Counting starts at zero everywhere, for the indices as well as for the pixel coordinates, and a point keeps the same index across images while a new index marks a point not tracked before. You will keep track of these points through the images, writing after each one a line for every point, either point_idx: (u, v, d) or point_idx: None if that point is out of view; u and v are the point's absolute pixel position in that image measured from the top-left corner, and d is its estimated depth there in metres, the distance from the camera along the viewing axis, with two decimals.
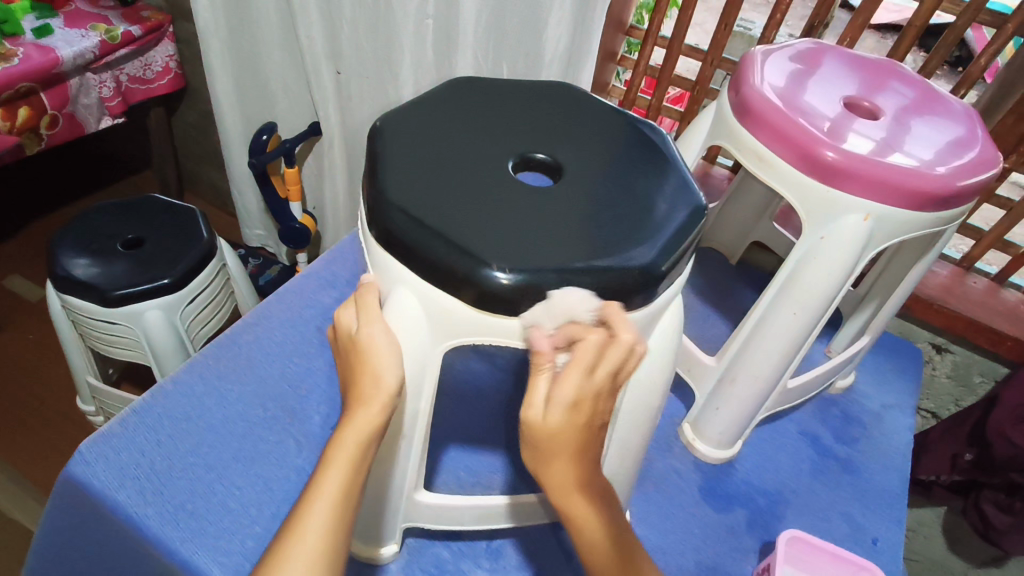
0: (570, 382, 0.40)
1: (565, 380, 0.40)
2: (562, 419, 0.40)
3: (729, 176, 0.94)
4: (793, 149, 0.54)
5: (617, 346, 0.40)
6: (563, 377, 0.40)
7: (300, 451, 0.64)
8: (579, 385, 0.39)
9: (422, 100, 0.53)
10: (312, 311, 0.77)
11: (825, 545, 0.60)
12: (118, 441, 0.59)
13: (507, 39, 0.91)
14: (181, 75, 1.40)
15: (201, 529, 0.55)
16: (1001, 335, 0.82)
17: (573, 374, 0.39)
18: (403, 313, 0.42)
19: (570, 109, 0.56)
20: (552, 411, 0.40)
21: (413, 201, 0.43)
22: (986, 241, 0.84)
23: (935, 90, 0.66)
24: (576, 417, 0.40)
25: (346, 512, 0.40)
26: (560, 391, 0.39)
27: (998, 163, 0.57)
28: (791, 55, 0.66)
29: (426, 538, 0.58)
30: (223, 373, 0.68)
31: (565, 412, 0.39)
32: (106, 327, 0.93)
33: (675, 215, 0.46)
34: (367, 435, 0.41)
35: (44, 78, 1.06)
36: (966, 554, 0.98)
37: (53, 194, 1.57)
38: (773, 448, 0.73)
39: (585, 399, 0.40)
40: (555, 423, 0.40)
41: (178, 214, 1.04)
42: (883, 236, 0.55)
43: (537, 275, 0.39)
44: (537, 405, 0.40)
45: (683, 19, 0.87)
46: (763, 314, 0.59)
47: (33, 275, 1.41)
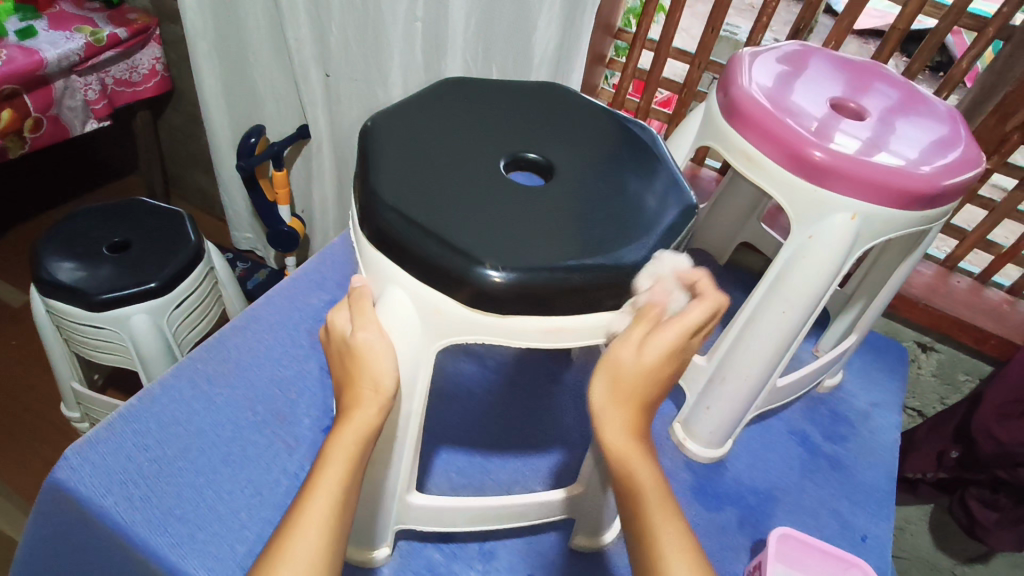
0: (636, 342, 0.42)
1: (652, 335, 0.41)
2: (633, 371, 0.41)
3: (717, 178, 0.95)
4: (781, 149, 0.55)
5: (700, 307, 0.43)
6: (635, 334, 0.42)
7: (290, 454, 0.63)
8: (675, 340, 0.41)
9: (413, 100, 0.53)
10: (301, 313, 0.77)
11: (815, 542, 0.60)
12: (105, 446, 0.58)
13: (496, 42, 0.91)
14: (167, 78, 1.39)
15: (190, 534, 0.55)
16: (985, 334, 0.83)
17: (667, 330, 0.41)
18: (396, 313, 0.42)
19: (560, 110, 0.57)
20: (629, 360, 0.41)
21: (405, 200, 0.43)
22: (969, 241, 0.86)
23: (918, 91, 0.67)
24: (654, 371, 0.41)
25: (346, 508, 0.40)
26: (649, 342, 0.41)
27: (980, 163, 0.58)
28: (778, 57, 0.66)
29: (418, 540, 0.58)
30: (212, 376, 0.68)
31: (641, 361, 0.41)
32: (91, 332, 0.91)
33: (665, 214, 0.46)
34: (365, 433, 0.41)
35: (27, 80, 1.05)
36: (953, 550, 1.00)
37: (36, 198, 1.55)
38: (763, 447, 0.73)
39: (659, 356, 0.41)
40: (634, 374, 0.41)
41: (165, 217, 1.03)
42: (870, 236, 0.56)
43: (529, 274, 0.39)
44: (627, 349, 0.41)
45: (671, 22, 0.88)
46: (752, 313, 0.60)
47: (15, 280, 1.39)
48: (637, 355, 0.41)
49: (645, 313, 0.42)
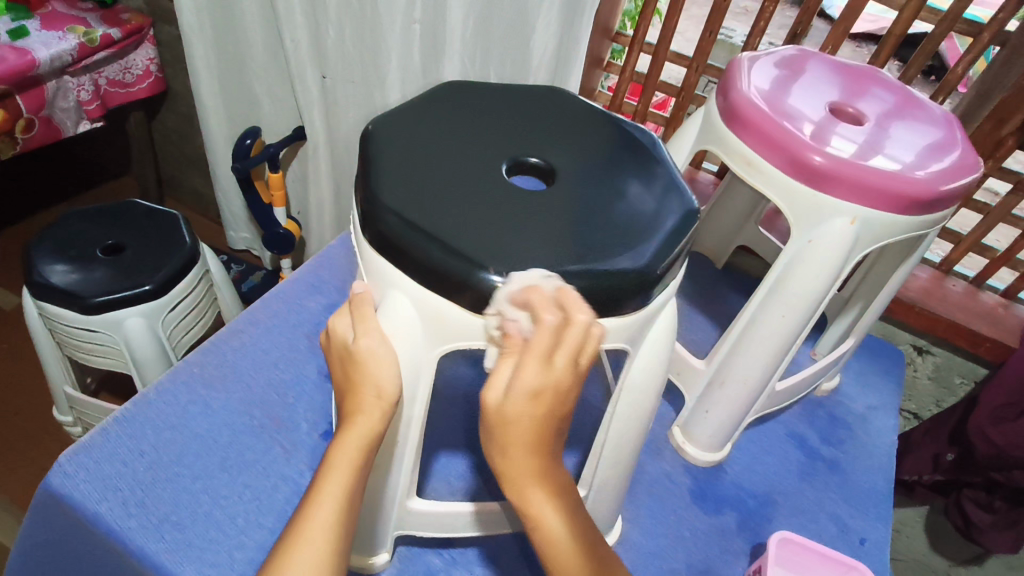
0: (522, 371, 0.38)
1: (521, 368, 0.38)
2: (542, 383, 0.38)
3: (715, 181, 0.95)
4: (781, 154, 0.55)
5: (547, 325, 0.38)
6: (512, 364, 0.39)
7: (288, 459, 0.63)
8: (537, 374, 0.38)
9: (413, 104, 0.53)
10: (299, 317, 0.76)
11: (814, 545, 0.60)
12: (99, 451, 0.58)
13: (494, 45, 0.91)
14: (161, 79, 1.38)
15: (186, 540, 0.54)
16: (980, 336, 0.83)
17: (529, 361, 0.38)
18: (398, 318, 0.41)
19: (561, 114, 0.57)
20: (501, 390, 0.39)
21: (407, 205, 0.42)
22: (964, 244, 0.86)
23: (915, 96, 0.68)
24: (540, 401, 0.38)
25: (350, 515, 0.40)
26: (516, 378, 0.38)
27: (978, 167, 0.59)
28: (776, 61, 0.67)
29: (417, 546, 0.58)
30: (208, 380, 0.67)
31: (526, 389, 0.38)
32: (84, 335, 0.90)
33: (667, 218, 0.46)
34: (369, 439, 0.40)
35: (19, 81, 1.03)
36: (948, 552, 1.00)
37: (28, 200, 1.53)
38: (761, 450, 0.73)
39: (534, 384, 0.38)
40: (517, 408, 0.38)
41: (160, 219, 1.02)
42: (869, 240, 0.56)
43: (533, 279, 0.39)
44: (495, 391, 0.39)
45: (669, 26, 0.88)
46: (752, 317, 0.60)
47: (7, 282, 1.37)
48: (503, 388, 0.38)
49: (505, 347, 0.39)
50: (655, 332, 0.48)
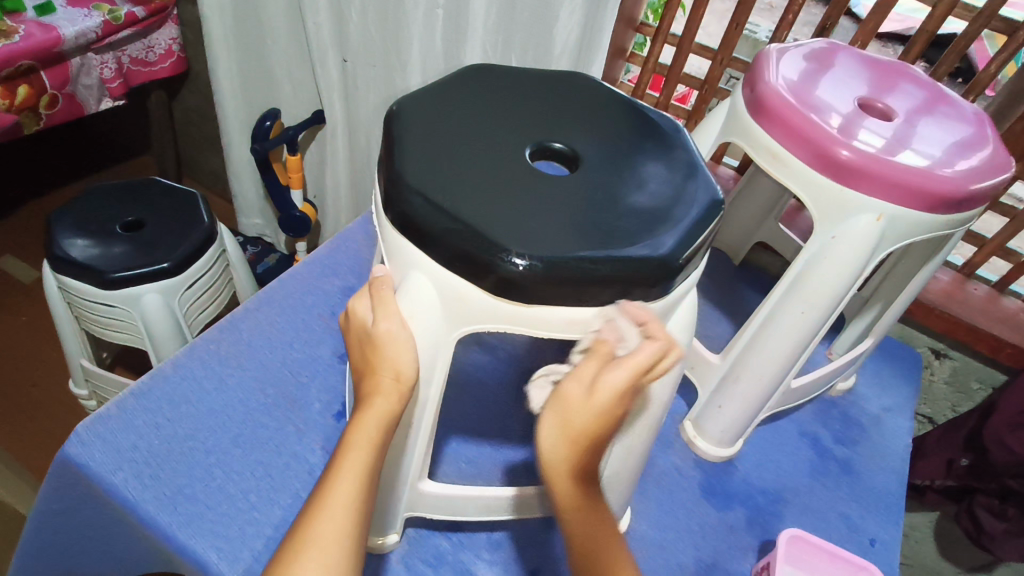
0: (585, 382, 0.40)
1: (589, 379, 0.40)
2: (580, 409, 0.40)
3: (734, 176, 0.94)
4: (807, 147, 0.54)
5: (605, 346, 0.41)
6: (585, 373, 0.40)
7: (300, 438, 0.63)
8: (581, 390, 0.40)
9: (437, 85, 0.52)
10: (314, 297, 0.76)
11: (824, 544, 0.60)
12: (117, 422, 0.58)
13: (516, 31, 0.90)
14: (184, 58, 1.39)
15: (200, 513, 0.55)
16: (1001, 341, 0.82)
17: (588, 364, 0.41)
18: (418, 298, 0.41)
19: (585, 100, 0.56)
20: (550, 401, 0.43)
21: (431, 186, 0.42)
22: (988, 248, 0.85)
23: (946, 92, 0.66)
24: (604, 412, 0.39)
25: (369, 492, 0.41)
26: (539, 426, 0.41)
27: (1008, 166, 0.58)
28: (805, 54, 0.65)
29: (426, 528, 0.58)
30: (223, 357, 0.67)
31: (590, 403, 0.39)
32: (102, 310, 0.91)
33: (691, 207, 0.46)
34: (387, 419, 0.41)
35: (44, 56, 1.04)
36: (957, 558, 0.99)
37: (51, 176, 1.56)
38: (773, 448, 0.73)
39: (570, 421, 0.40)
40: (583, 414, 0.40)
41: (178, 198, 1.02)
42: (894, 237, 0.55)
43: (557, 264, 0.39)
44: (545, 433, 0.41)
45: (694, 17, 0.87)
46: (771, 311, 0.59)
47: (28, 256, 1.39)
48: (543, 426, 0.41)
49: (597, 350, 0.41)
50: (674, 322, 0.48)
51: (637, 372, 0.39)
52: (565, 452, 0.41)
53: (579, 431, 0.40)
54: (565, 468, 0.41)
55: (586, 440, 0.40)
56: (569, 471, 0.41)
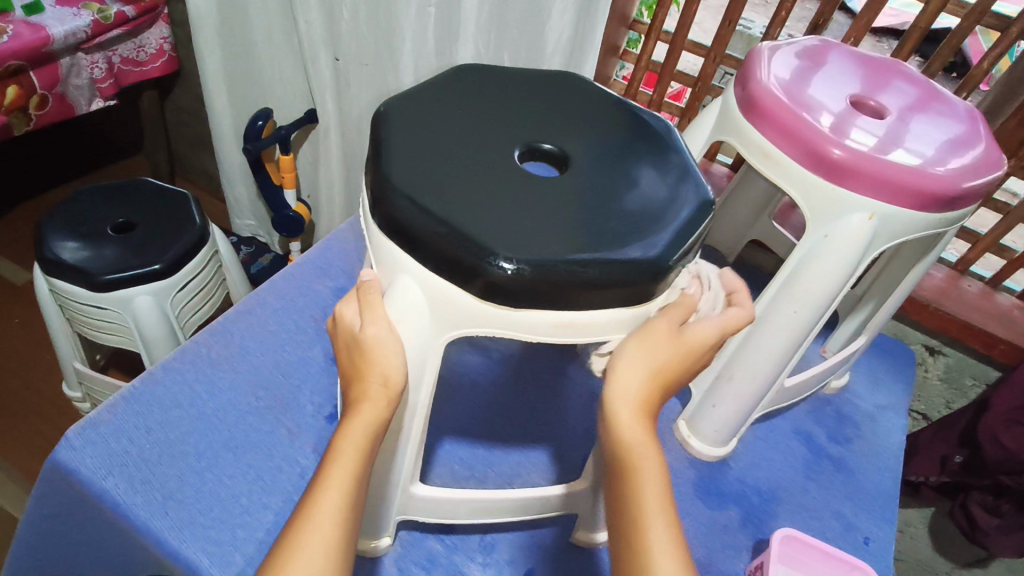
0: (676, 328, 0.45)
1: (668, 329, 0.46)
2: (670, 345, 0.44)
3: (728, 174, 0.94)
4: (799, 146, 0.54)
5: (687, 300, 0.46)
6: (673, 316, 0.45)
7: (292, 441, 0.63)
8: (666, 327, 0.44)
9: (425, 86, 0.52)
10: (306, 299, 0.76)
11: (818, 543, 0.60)
12: (107, 427, 0.58)
13: (509, 29, 0.90)
14: (175, 57, 1.38)
15: (190, 517, 0.54)
16: (995, 338, 0.82)
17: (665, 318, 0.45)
18: (406, 302, 0.41)
19: (576, 100, 0.56)
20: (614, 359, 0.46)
21: (419, 190, 0.42)
22: (981, 245, 0.85)
23: (939, 90, 0.66)
24: (688, 355, 0.45)
25: (356, 500, 0.40)
26: (617, 362, 0.43)
27: (1000, 164, 0.57)
28: (797, 51, 0.65)
29: (419, 531, 0.58)
30: (215, 360, 0.67)
31: (682, 342, 0.44)
32: (93, 312, 0.91)
33: (681, 208, 0.45)
34: (375, 426, 0.41)
35: (33, 56, 1.03)
36: (951, 553, 1.00)
37: (43, 177, 1.55)
38: (767, 446, 0.73)
39: (660, 356, 0.43)
40: (672, 352, 0.44)
41: (169, 199, 1.02)
42: (887, 236, 0.55)
43: (545, 267, 0.39)
44: (621, 372, 0.43)
45: (687, 14, 0.86)
46: (764, 311, 0.59)
47: (20, 257, 1.39)
48: (624, 365, 0.43)
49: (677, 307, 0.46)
50: None
51: (724, 329, 0.46)
52: (646, 383, 0.43)
53: (663, 367, 0.44)
54: (640, 406, 0.43)
55: (665, 377, 0.44)
56: (643, 410, 0.43)
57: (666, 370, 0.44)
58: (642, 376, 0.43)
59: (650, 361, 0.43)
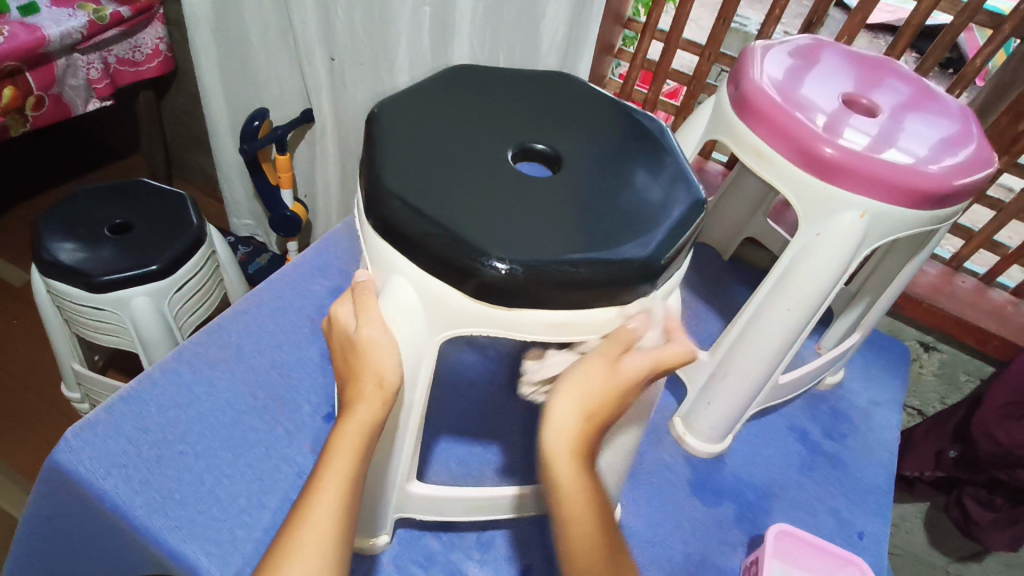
0: (610, 359, 0.43)
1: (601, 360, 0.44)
2: (601, 381, 0.42)
3: (724, 172, 0.94)
4: (791, 144, 0.55)
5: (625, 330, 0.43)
6: (607, 351, 0.43)
7: (289, 440, 0.63)
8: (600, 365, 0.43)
9: (419, 87, 0.52)
10: (302, 299, 0.76)
11: (812, 538, 0.61)
12: (104, 427, 0.58)
13: (504, 28, 0.90)
14: (171, 58, 1.38)
15: (189, 517, 0.55)
16: (988, 334, 0.83)
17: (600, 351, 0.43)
18: (400, 303, 0.41)
19: (569, 101, 0.56)
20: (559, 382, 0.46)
21: (413, 191, 0.42)
22: (975, 241, 0.85)
23: (931, 88, 0.66)
24: (621, 391, 0.43)
25: (353, 498, 0.41)
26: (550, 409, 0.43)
27: (991, 162, 0.58)
28: (790, 50, 0.65)
29: (416, 529, 0.58)
30: (212, 361, 0.67)
31: (614, 376, 0.43)
32: (91, 313, 0.91)
33: (673, 208, 0.46)
34: (370, 425, 0.41)
35: (29, 57, 1.03)
36: (947, 548, 1.00)
37: (39, 178, 1.55)
38: (763, 443, 0.73)
39: (590, 391, 0.42)
40: (604, 385, 0.42)
41: (167, 199, 1.02)
42: (878, 234, 0.55)
43: (538, 268, 0.39)
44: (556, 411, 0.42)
45: (682, 12, 0.86)
46: (757, 308, 0.59)
47: (18, 258, 1.39)
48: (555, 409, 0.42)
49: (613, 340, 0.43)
50: None
51: (658, 364, 0.43)
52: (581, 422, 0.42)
53: (593, 407, 0.42)
54: (574, 445, 0.42)
55: (597, 418, 0.42)
56: (575, 450, 0.42)
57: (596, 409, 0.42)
58: (574, 418, 0.42)
59: (582, 402, 0.42)
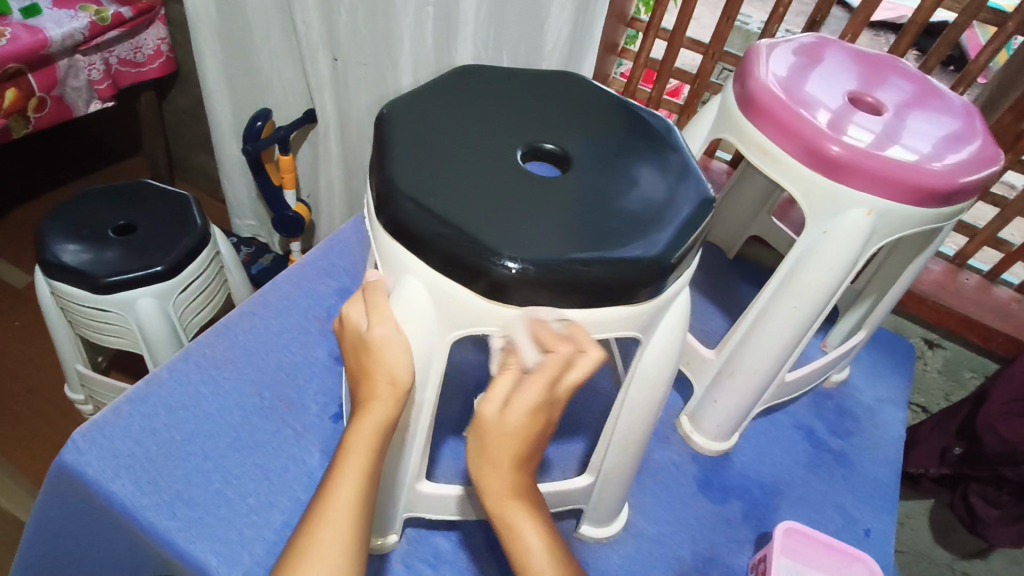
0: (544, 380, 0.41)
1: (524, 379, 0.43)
2: (493, 427, 0.42)
3: (728, 170, 0.94)
4: (797, 143, 0.55)
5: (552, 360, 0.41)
6: (499, 393, 0.42)
7: (298, 441, 0.63)
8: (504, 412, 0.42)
9: (427, 88, 0.52)
10: (309, 299, 0.76)
11: (820, 536, 0.61)
12: (113, 429, 0.58)
13: (507, 28, 0.90)
14: (173, 58, 1.38)
15: (198, 518, 0.55)
16: (993, 331, 0.83)
17: (529, 385, 0.41)
18: (412, 302, 0.42)
19: (576, 100, 0.56)
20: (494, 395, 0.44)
21: (422, 191, 0.42)
22: (979, 238, 0.85)
23: (936, 86, 0.66)
24: (519, 428, 0.42)
25: (367, 497, 0.41)
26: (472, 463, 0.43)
27: (997, 159, 0.58)
28: (795, 49, 0.66)
29: (425, 528, 0.58)
30: (219, 361, 0.67)
31: (502, 418, 0.42)
32: (96, 314, 0.91)
33: (682, 207, 0.46)
34: (383, 425, 0.41)
35: (31, 59, 1.03)
36: (952, 544, 1.00)
37: (41, 180, 1.55)
38: (769, 441, 0.73)
39: (524, 402, 0.41)
40: (521, 409, 0.41)
41: (170, 200, 1.02)
42: (885, 232, 0.55)
43: (549, 267, 0.39)
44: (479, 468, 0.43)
45: (685, 10, 0.86)
46: (764, 306, 0.59)
47: (21, 260, 1.39)
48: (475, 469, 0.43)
49: (506, 365, 0.43)
50: (666, 321, 0.48)
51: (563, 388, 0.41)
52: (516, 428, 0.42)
53: (500, 453, 0.42)
54: (507, 459, 0.42)
55: (508, 459, 0.42)
56: (508, 463, 0.42)
57: (501, 449, 0.42)
58: (489, 462, 0.42)
59: (487, 449, 0.42)
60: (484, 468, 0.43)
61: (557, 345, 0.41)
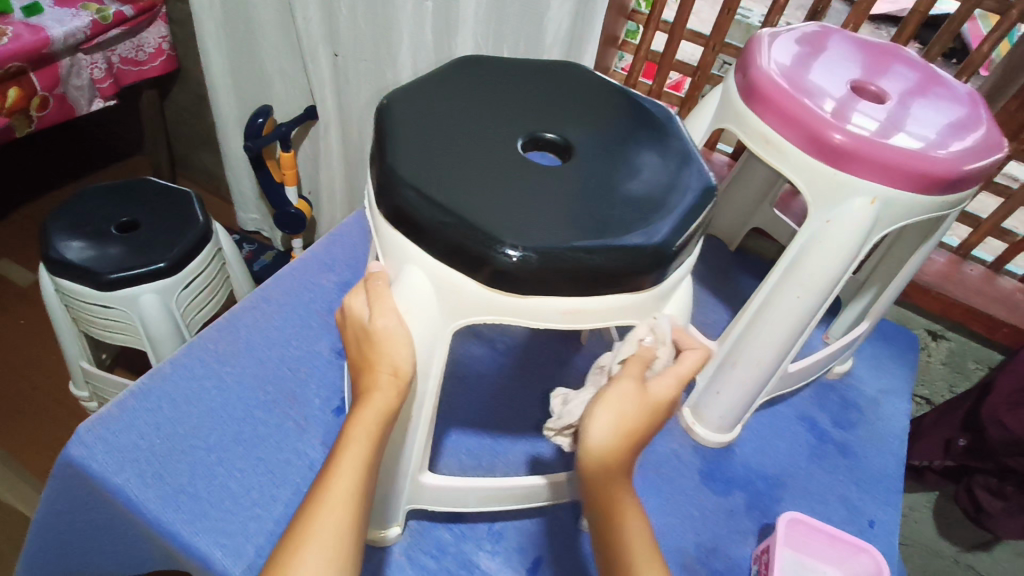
0: (638, 385, 0.44)
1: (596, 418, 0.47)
2: (638, 407, 0.43)
3: (729, 162, 0.94)
4: (800, 131, 0.54)
5: (693, 355, 0.47)
6: (634, 374, 0.44)
7: (301, 434, 0.63)
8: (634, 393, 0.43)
9: (428, 78, 0.52)
10: (311, 293, 0.76)
11: (823, 526, 0.61)
12: (117, 423, 0.58)
13: (507, 21, 0.90)
14: (174, 57, 1.39)
15: (202, 510, 0.55)
16: (998, 321, 0.82)
17: (631, 368, 0.44)
18: (413, 291, 0.42)
19: (577, 90, 0.56)
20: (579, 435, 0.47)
21: (423, 180, 0.42)
22: (983, 228, 0.85)
23: (939, 74, 0.66)
24: (655, 410, 0.44)
25: (368, 486, 0.41)
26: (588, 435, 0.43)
27: (1001, 147, 0.58)
28: (797, 38, 0.65)
29: (429, 520, 0.58)
30: (223, 355, 0.67)
31: (644, 401, 0.43)
32: (99, 311, 0.91)
33: (684, 194, 0.46)
34: (385, 414, 0.41)
35: (34, 58, 1.03)
36: (956, 537, 1.00)
37: (44, 179, 1.55)
38: (772, 432, 0.73)
39: (626, 415, 0.43)
40: (640, 412, 0.43)
41: (173, 197, 1.02)
42: (889, 219, 0.55)
43: (550, 255, 0.39)
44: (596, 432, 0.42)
45: (686, 2, 0.86)
46: (768, 296, 0.59)
47: (25, 259, 1.39)
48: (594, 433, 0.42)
49: (635, 353, 0.45)
50: (668, 311, 0.48)
51: (681, 380, 0.46)
52: (616, 445, 0.43)
53: (633, 429, 0.43)
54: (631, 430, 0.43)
55: (634, 437, 0.43)
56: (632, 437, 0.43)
57: (630, 427, 0.43)
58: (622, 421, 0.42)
59: (623, 420, 0.43)
60: (599, 419, 0.43)
61: (693, 346, 0.47)
